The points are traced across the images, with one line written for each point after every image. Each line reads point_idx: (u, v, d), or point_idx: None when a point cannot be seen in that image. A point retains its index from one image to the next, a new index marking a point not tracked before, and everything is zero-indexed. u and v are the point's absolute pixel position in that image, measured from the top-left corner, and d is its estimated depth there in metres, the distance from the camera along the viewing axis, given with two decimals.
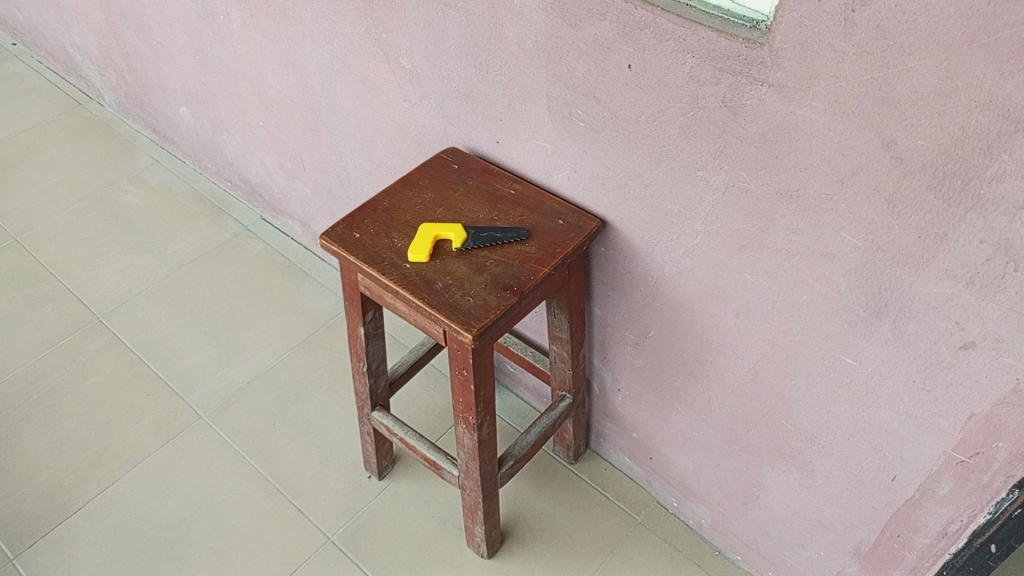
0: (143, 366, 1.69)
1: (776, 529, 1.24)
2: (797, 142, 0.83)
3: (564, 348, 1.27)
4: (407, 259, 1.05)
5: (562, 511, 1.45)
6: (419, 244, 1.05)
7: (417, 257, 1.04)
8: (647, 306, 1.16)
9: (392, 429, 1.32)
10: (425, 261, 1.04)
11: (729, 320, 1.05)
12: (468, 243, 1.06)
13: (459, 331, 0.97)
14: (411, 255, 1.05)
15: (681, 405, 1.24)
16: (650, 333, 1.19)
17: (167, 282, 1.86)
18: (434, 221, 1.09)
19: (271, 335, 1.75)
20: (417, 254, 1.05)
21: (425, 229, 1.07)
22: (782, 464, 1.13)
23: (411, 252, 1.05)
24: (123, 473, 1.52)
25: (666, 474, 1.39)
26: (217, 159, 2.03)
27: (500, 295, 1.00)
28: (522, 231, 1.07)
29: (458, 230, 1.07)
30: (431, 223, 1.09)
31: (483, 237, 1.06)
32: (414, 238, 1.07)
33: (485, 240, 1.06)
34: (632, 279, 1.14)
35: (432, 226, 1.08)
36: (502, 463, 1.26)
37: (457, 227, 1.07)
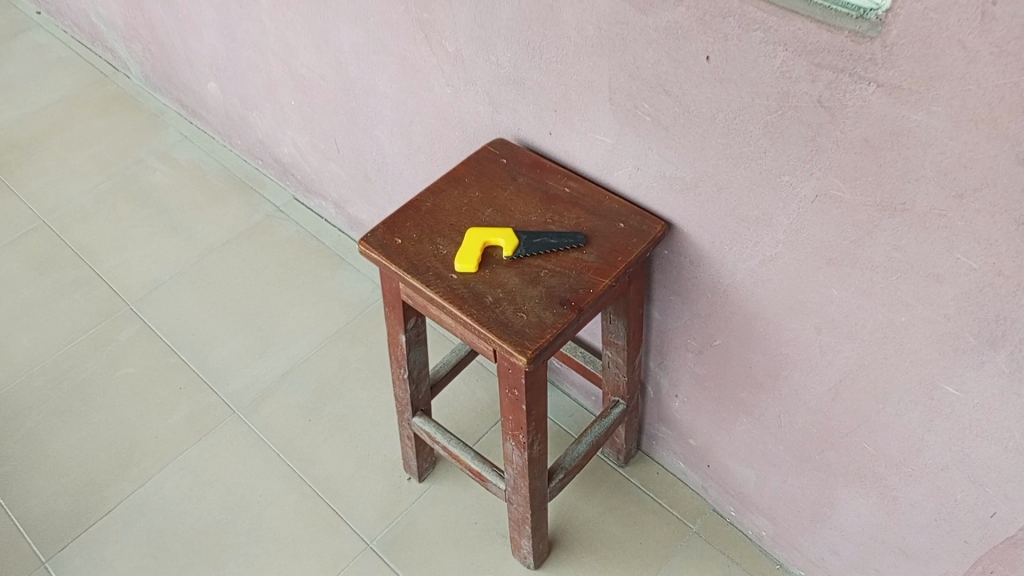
0: (175, 357, 1.64)
1: (848, 550, 1.15)
2: (908, 150, 0.73)
3: (619, 354, 1.18)
4: (453, 268, 0.96)
5: (612, 519, 1.37)
6: (466, 252, 0.96)
7: (465, 266, 0.95)
8: (714, 314, 1.06)
9: (434, 436, 1.25)
10: (473, 271, 0.95)
11: (809, 336, 0.95)
12: (520, 251, 0.96)
13: (512, 352, 0.88)
14: (458, 264, 0.96)
15: (747, 417, 1.15)
16: (716, 342, 1.09)
17: (198, 267, 1.80)
18: (481, 226, 1.00)
19: (305, 325, 1.67)
20: (464, 263, 0.96)
21: (472, 235, 0.98)
22: (860, 487, 1.04)
23: (457, 260, 0.96)
24: (157, 471, 1.47)
25: (726, 483, 1.30)
26: (246, 137, 1.94)
27: (556, 311, 0.91)
28: (580, 236, 0.98)
29: (508, 236, 0.98)
30: (478, 227, 1.00)
31: (536, 242, 0.97)
32: (460, 244, 0.98)
33: (539, 246, 0.97)
34: (698, 285, 1.04)
35: (479, 231, 0.99)
36: (552, 476, 1.18)
37: (508, 233, 0.98)
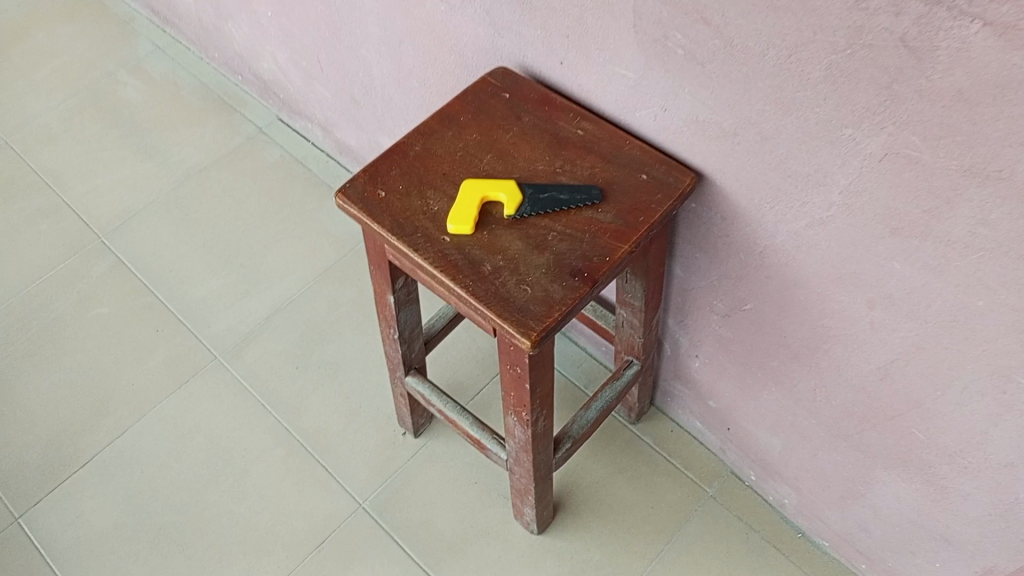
0: (151, 296, 1.51)
1: (880, 529, 1.06)
2: (1015, 106, 0.58)
3: (635, 315, 1.05)
4: (446, 230, 0.82)
5: (622, 481, 1.28)
6: (461, 210, 0.82)
7: (459, 227, 0.81)
8: (747, 277, 0.92)
9: (428, 398, 1.13)
10: (469, 233, 0.81)
11: (859, 310, 0.82)
12: (524, 208, 0.82)
13: (514, 335, 0.75)
14: (450, 223, 0.81)
15: (777, 386, 1.03)
16: (747, 306, 0.96)
17: (175, 195, 1.65)
18: (478, 176, 0.85)
19: (291, 261, 1.54)
20: (457, 223, 0.81)
21: (466, 188, 0.84)
22: (903, 471, 0.94)
23: (449, 219, 0.82)
24: (133, 422, 1.37)
25: (746, 447, 1.20)
26: (224, 49, 1.76)
27: (566, 284, 0.77)
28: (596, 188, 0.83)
29: (510, 190, 0.83)
30: (475, 178, 0.85)
31: (542, 198, 0.83)
32: (453, 198, 0.84)
33: (545, 203, 0.82)
34: (730, 244, 0.91)
35: (476, 183, 0.84)
36: (557, 447, 1.07)
37: (509, 186, 0.84)
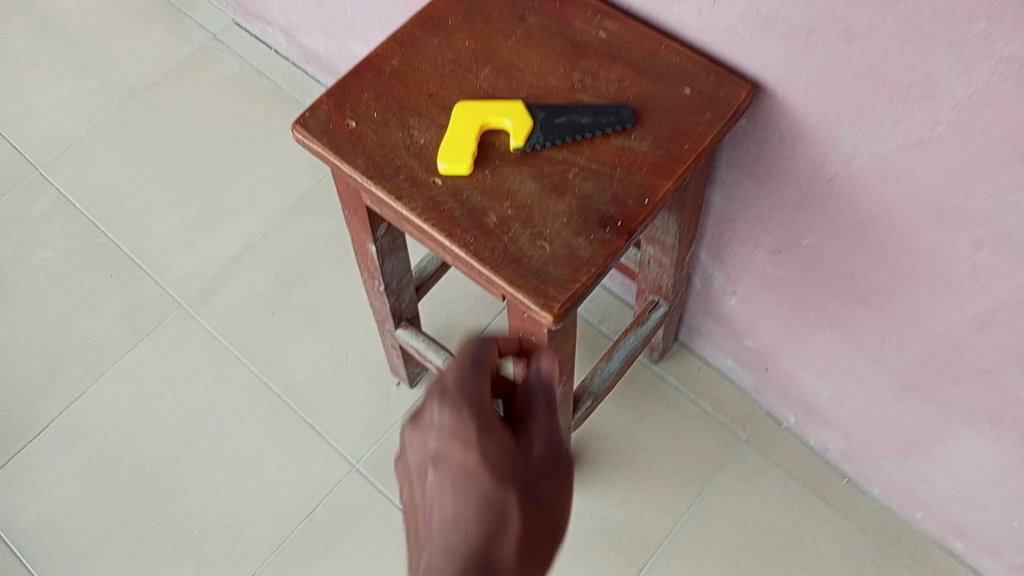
0: (101, 236, 1.33)
1: (947, 483, 0.93)
2: None
3: (665, 253, 0.89)
4: (436, 170, 0.64)
5: (645, 428, 1.15)
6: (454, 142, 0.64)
7: (453, 166, 0.63)
8: (808, 208, 0.75)
9: (423, 353, 0.97)
10: (467, 173, 0.64)
11: (958, 251, 0.66)
12: (536, 139, 0.64)
13: (530, 305, 0.59)
14: (441, 160, 0.64)
15: (834, 329, 0.88)
16: (804, 241, 0.80)
17: (121, 117, 1.44)
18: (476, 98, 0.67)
19: (260, 190, 1.36)
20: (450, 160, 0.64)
21: (461, 113, 0.65)
22: (988, 428, 0.80)
23: (440, 156, 0.64)
24: (92, 382, 1.21)
25: (787, 389, 1.06)
26: None
27: (594, 237, 0.61)
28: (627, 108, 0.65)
29: (518, 115, 0.65)
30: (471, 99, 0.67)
31: (559, 125, 0.65)
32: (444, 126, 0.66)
33: (563, 131, 0.64)
34: (788, 170, 0.73)
35: (473, 106, 0.66)
36: (576, 406, 0.94)
37: (517, 110, 0.65)
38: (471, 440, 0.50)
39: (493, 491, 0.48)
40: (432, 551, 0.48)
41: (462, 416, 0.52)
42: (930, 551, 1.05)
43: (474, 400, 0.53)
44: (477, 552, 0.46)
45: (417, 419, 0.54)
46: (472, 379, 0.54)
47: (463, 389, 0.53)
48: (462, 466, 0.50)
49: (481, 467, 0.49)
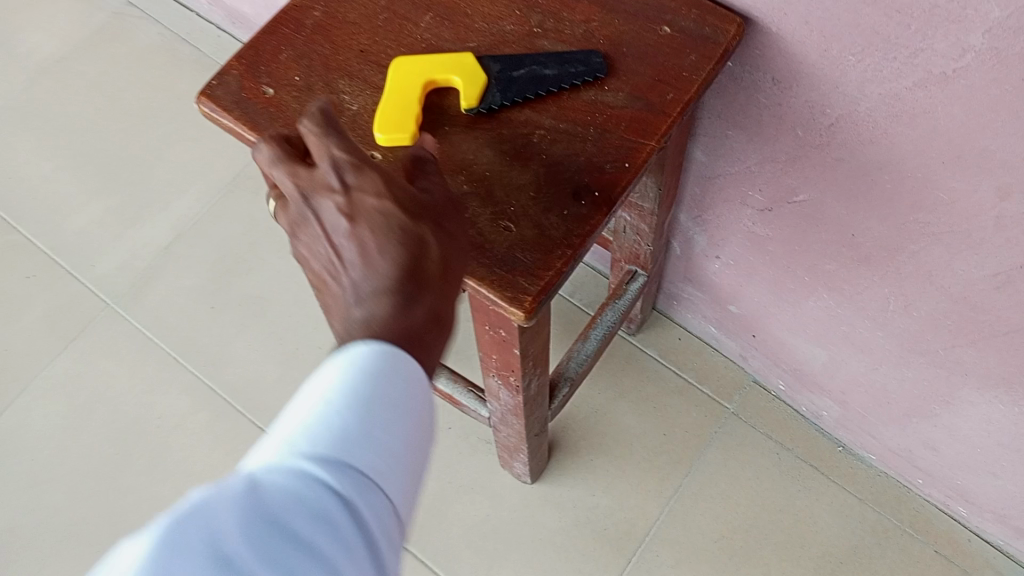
0: (14, 233, 1.19)
1: (953, 449, 0.87)
2: None
3: (643, 219, 0.80)
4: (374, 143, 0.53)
5: (626, 406, 1.07)
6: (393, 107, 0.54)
7: (393, 135, 0.53)
8: (803, 160, 0.67)
9: None
10: (410, 143, 0.53)
11: (980, 202, 0.58)
12: (493, 99, 0.54)
13: (496, 300, 0.50)
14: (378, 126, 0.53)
15: (829, 293, 0.80)
16: (798, 198, 0.71)
17: (27, 98, 1.30)
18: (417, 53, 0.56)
19: (189, 171, 1.23)
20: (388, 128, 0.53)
21: (399, 70, 0.55)
22: (1003, 393, 0.73)
23: (376, 123, 0.53)
24: (15, 396, 1.09)
25: (776, 357, 0.99)
26: None
27: (567, 215, 0.52)
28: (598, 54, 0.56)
29: (469, 71, 0.55)
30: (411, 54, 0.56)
31: (518, 81, 0.55)
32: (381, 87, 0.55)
33: (523, 87, 0.55)
34: (780, 118, 0.64)
35: (415, 61, 0.55)
36: (553, 394, 0.86)
37: (467, 64, 0.55)
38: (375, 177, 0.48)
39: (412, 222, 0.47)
40: (351, 285, 0.46)
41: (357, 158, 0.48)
42: (933, 518, 0.99)
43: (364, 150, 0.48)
44: (401, 279, 0.45)
45: (290, 162, 0.49)
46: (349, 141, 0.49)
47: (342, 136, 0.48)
48: (374, 205, 0.46)
49: (395, 206, 0.47)
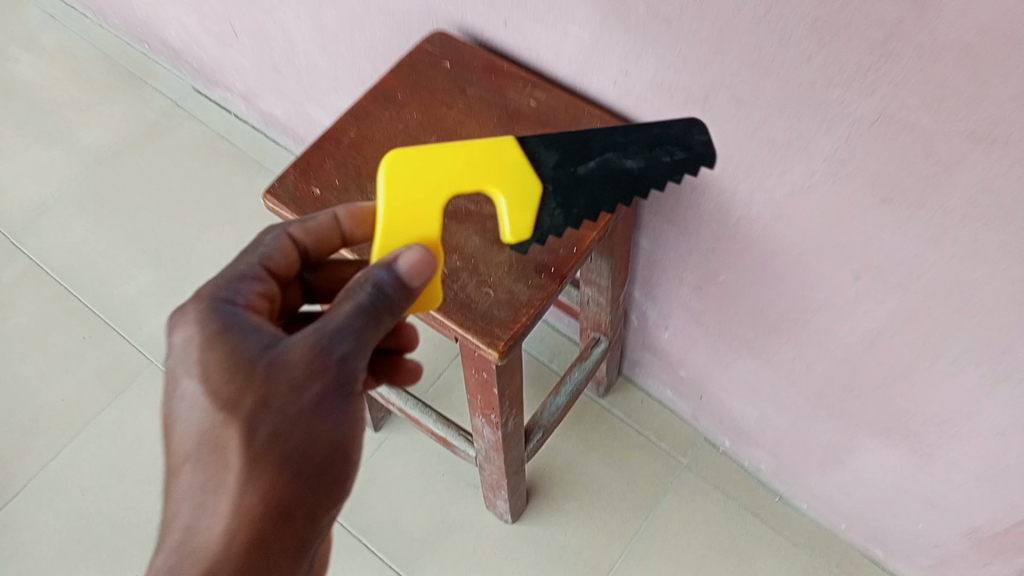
0: (74, 299, 1.38)
1: (862, 492, 1.03)
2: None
3: (601, 293, 0.99)
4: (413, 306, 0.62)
5: (595, 459, 1.23)
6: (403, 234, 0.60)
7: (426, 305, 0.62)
8: (720, 248, 0.86)
9: (387, 397, 1.05)
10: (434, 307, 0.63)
11: (843, 281, 0.77)
12: (555, 221, 0.61)
13: (478, 344, 0.68)
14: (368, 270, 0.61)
15: (753, 357, 0.98)
16: (720, 277, 0.90)
17: (87, 185, 1.51)
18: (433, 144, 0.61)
19: (225, 249, 1.43)
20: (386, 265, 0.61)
21: (419, 181, 0.60)
22: (887, 438, 0.91)
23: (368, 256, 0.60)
24: (68, 440, 1.25)
25: (719, 415, 1.16)
26: (120, 13, 1.57)
27: (532, 283, 0.70)
28: (700, 127, 0.65)
29: (525, 189, 0.61)
30: (435, 153, 0.60)
31: (602, 172, 0.62)
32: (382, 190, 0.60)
33: (608, 181, 0.62)
34: (700, 215, 0.84)
35: (443, 168, 0.60)
36: (529, 438, 1.03)
37: (523, 175, 0.61)
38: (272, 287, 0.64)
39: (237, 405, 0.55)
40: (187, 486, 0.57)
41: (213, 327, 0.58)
42: (857, 559, 1.14)
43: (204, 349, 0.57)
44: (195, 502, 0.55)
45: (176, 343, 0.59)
46: (272, 246, 0.65)
47: (208, 308, 0.59)
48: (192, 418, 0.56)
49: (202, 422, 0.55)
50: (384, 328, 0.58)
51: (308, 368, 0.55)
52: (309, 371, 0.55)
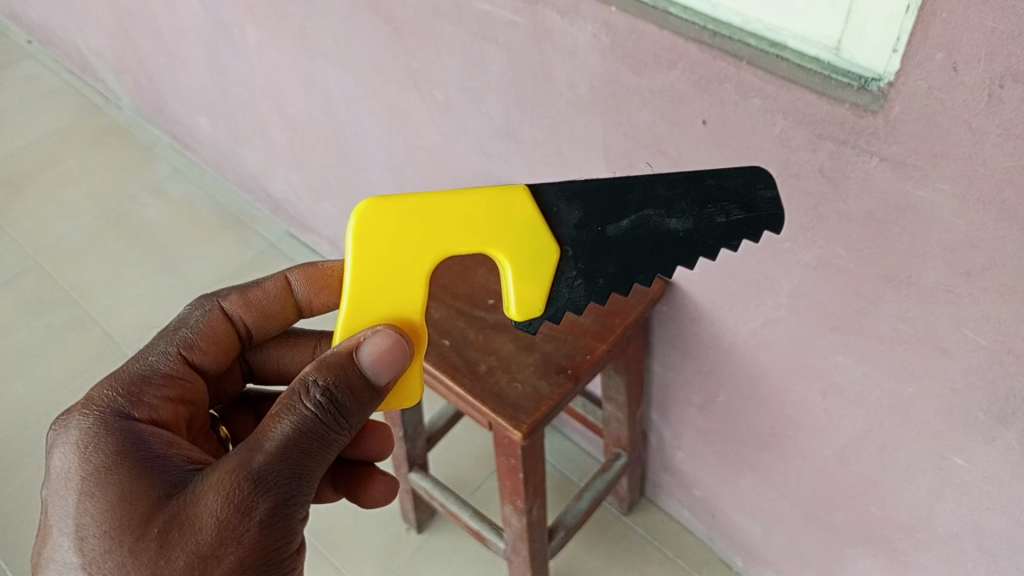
0: None
1: None
2: (913, 225, 0.69)
3: (620, 409, 1.16)
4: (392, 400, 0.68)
5: (616, 571, 1.35)
6: (387, 301, 0.62)
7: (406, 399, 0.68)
8: (716, 371, 1.03)
9: (432, 493, 1.22)
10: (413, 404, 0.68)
11: (814, 399, 0.93)
12: (574, 291, 0.61)
13: (507, 426, 0.87)
14: (335, 342, 0.64)
15: (752, 473, 1.12)
16: (719, 398, 1.07)
17: None
18: (433, 194, 0.60)
19: None
20: (362, 323, 0.63)
21: (414, 240, 0.59)
22: (869, 549, 1.02)
23: (339, 309, 0.63)
24: None
25: (730, 533, 1.28)
26: (236, 171, 1.89)
27: (552, 381, 0.89)
28: (766, 180, 0.62)
29: (539, 263, 0.60)
30: (435, 205, 0.60)
31: (636, 234, 0.60)
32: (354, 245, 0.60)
33: (640, 246, 0.60)
34: (699, 342, 1.02)
35: (438, 231, 0.60)
36: (552, 535, 1.17)
37: (538, 244, 0.60)
38: (190, 370, 0.77)
39: (145, 539, 0.60)
40: None
41: (120, 448, 0.65)
42: None
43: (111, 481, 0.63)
44: None
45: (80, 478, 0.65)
46: (197, 325, 0.79)
47: (117, 436, 0.66)
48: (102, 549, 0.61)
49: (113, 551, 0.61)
50: (316, 451, 0.64)
51: (229, 508, 0.62)
52: (232, 510, 0.62)
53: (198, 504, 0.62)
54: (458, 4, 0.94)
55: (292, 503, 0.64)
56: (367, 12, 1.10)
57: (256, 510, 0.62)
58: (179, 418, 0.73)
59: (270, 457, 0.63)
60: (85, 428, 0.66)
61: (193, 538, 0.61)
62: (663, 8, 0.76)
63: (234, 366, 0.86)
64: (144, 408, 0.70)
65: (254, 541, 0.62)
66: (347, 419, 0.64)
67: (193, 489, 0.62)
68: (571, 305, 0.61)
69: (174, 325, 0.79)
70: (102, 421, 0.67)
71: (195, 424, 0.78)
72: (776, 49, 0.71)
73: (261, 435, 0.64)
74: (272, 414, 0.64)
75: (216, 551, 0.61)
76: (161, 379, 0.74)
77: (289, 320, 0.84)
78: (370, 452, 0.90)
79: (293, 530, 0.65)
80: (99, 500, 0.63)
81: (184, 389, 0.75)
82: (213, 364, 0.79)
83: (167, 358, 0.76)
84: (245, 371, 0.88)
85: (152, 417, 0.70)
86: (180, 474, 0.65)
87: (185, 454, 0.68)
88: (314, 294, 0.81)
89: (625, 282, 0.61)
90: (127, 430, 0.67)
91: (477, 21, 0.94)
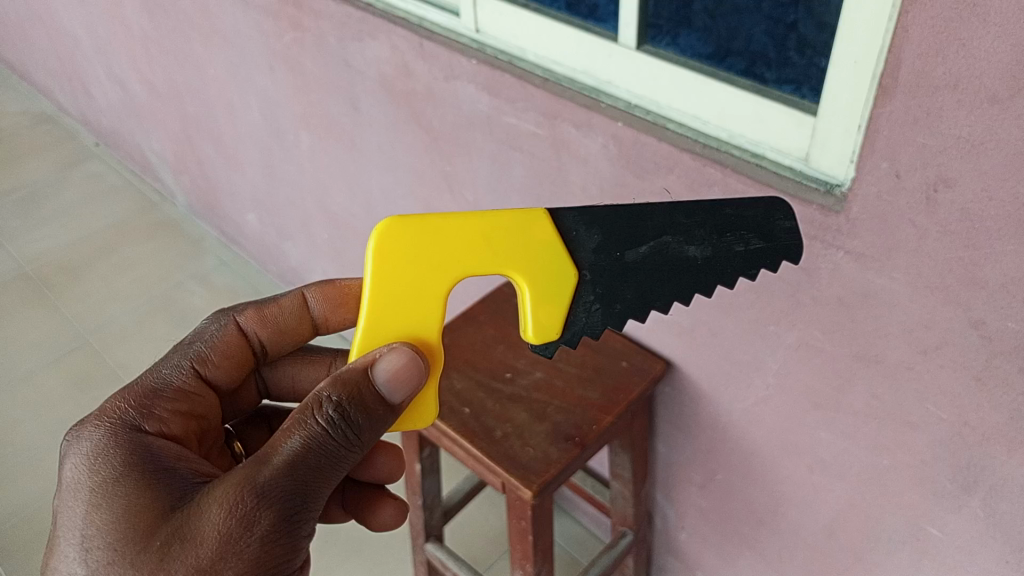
0: None
1: None
2: (875, 310, 0.80)
3: (626, 486, 1.23)
4: (405, 421, 0.74)
5: None
6: (405, 321, 0.67)
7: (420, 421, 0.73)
8: (714, 449, 1.11)
9: (446, 563, 1.28)
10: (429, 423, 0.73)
11: (803, 474, 1.01)
12: (590, 317, 0.66)
13: (518, 485, 1.00)
14: (352, 360, 0.69)
15: (750, 551, 1.18)
16: (717, 476, 1.14)
17: None
18: (455, 216, 0.65)
19: None
20: (381, 341, 0.68)
21: (433, 260, 0.65)
22: None
23: (357, 328, 0.68)
24: None
25: None
26: (278, 263, 2.04)
27: (562, 447, 1.03)
28: (784, 211, 0.70)
29: (555, 289, 0.66)
30: (454, 228, 0.65)
31: (654, 260, 0.66)
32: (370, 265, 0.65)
33: (658, 272, 0.66)
34: (699, 421, 1.11)
35: (457, 254, 0.65)
36: None
37: (555, 270, 0.66)
38: (203, 384, 0.85)
39: (148, 550, 0.65)
40: None
41: (131, 461, 0.71)
42: None
43: (116, 492, 0.68)
44: None
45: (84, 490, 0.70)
46: (212, 342, 0.87)
47: (128, 451, 0.72)
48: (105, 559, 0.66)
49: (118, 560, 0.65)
50: (326, 470, 0.69)
51: (231, 522, 0.66)
52: (233, 524, 0.65)
53: (203, 517, 0.66)
54: (490, 118, 1.09)
55: (296, 520, 0.68)
56: (410, 124, 1.26)
57: (259, 524, 0.66)
58: (188, 431, 0.80)
59: (276, 472, 0.67)
60: (96, 440, 0.72)
61: (196, 550, 0.65)
62: (662, 124, 0.89)
63: (249, 388, 0.96)
64: (154, 421, 0.77)
65: (254, 554, 0.66)
66: (359, 437, 0.69)
67: (198, 502, 0.67)
68: (587, 329, 0.67)
69: (190, 340, 0.88)
70: (114, 435, 0.73)
71: (207, 438, 0.84)
72: (756, 159, 0.83)
73: (271, 450, 0.68)
74: (283, 430, 0.69)
75: (216, 563, 0.65)
76: (171, 394, 0.81)
77: (303, 338, 0.93)
78: (379, 475, 0.99)
79: (293, 548, 0.69)
80: (107, 511, 0.67)
81: (195, 404, 0.83)
82: (225, 378, 0.87)
83: (181, 372, 0.84)
84: (259, 388, 0.97)
85: (161, 429, 0.77)
86: (188, 487, 0.70)
87: (192, 467, 0.73)
88: (331, 312, 0.90)
89: (642, 307, 0.67)
90: (136, 443, 0.73)
91: (506, 132, 1.08)
